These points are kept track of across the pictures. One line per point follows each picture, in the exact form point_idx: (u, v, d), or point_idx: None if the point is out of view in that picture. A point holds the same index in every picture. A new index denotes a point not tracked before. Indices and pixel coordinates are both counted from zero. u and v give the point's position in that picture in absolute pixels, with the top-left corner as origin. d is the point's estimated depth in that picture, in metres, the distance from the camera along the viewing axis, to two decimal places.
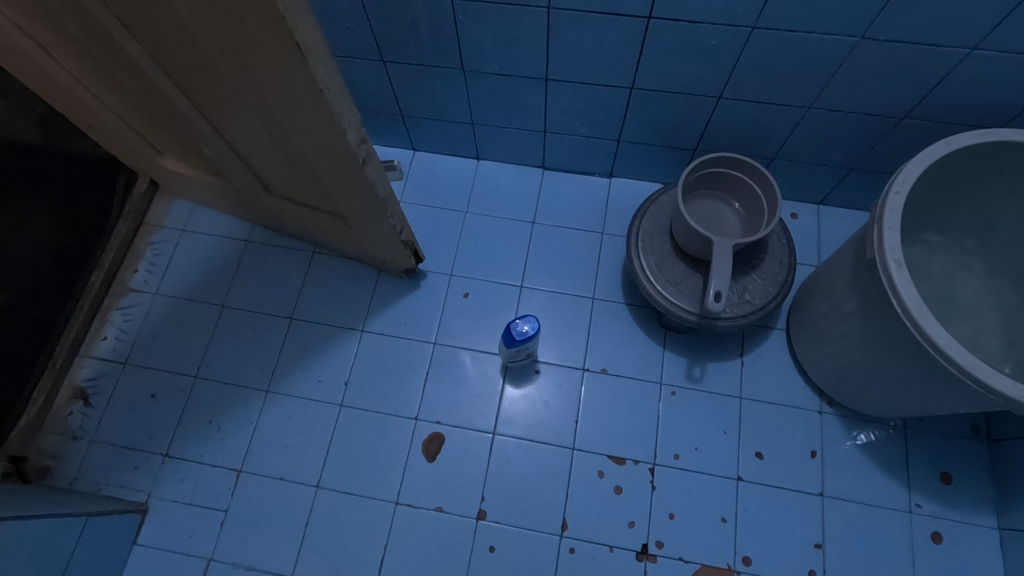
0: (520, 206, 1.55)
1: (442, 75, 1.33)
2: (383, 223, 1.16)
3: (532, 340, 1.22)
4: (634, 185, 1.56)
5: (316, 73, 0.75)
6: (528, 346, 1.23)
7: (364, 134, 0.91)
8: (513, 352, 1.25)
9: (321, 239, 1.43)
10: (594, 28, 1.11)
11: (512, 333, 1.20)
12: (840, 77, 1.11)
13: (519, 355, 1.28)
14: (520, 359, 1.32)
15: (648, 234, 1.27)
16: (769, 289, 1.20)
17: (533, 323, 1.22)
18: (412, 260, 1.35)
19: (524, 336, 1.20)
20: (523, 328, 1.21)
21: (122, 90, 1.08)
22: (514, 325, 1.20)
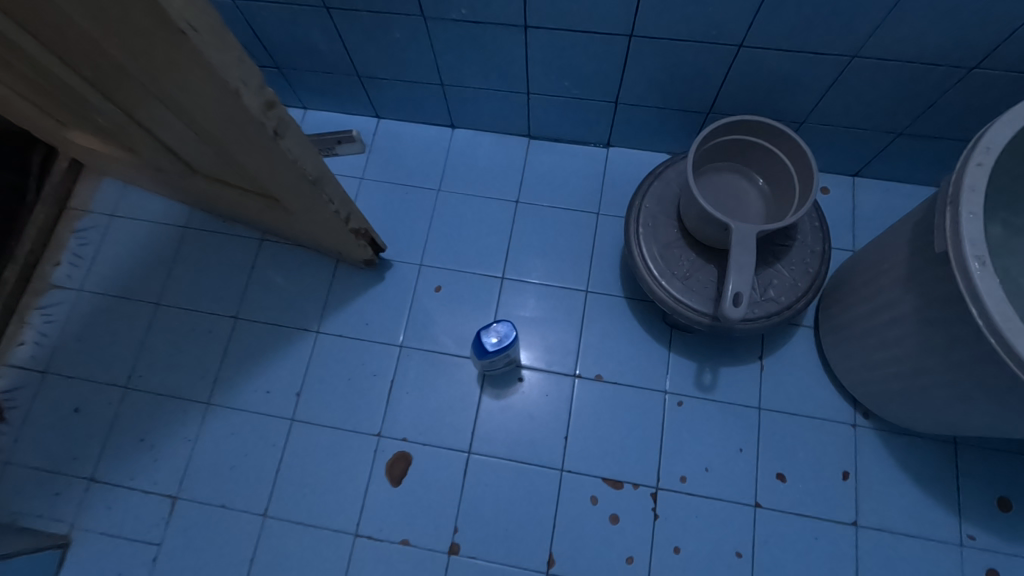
0: (502, 183, 1.33)
1: (400, 26, 1.09)
2: (324, 207, 0.95)
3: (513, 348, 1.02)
4: (634, 156, 1.33)
5: (168, 7, 0.52)
6: (508, 354, 1.03)
7: (269, 95, 0.69)
8: (487, 362, 1.05)
9: (265, 222, 1.23)
10: None
11: (484, 345, 1.00)
12: (897, 17, 0.87)
13: (497, 364, 1.08)
14: (499, 367, 1.12)
15: (652, 216, 1.04)
16: (798, 284, 0.98)
17: (509, 328, 1.01)
18: (368, 248, 1.15)
19: (499, 345, 1.00)
20: (494, 336, 1.00)
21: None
22: (483, 333, 1.00)
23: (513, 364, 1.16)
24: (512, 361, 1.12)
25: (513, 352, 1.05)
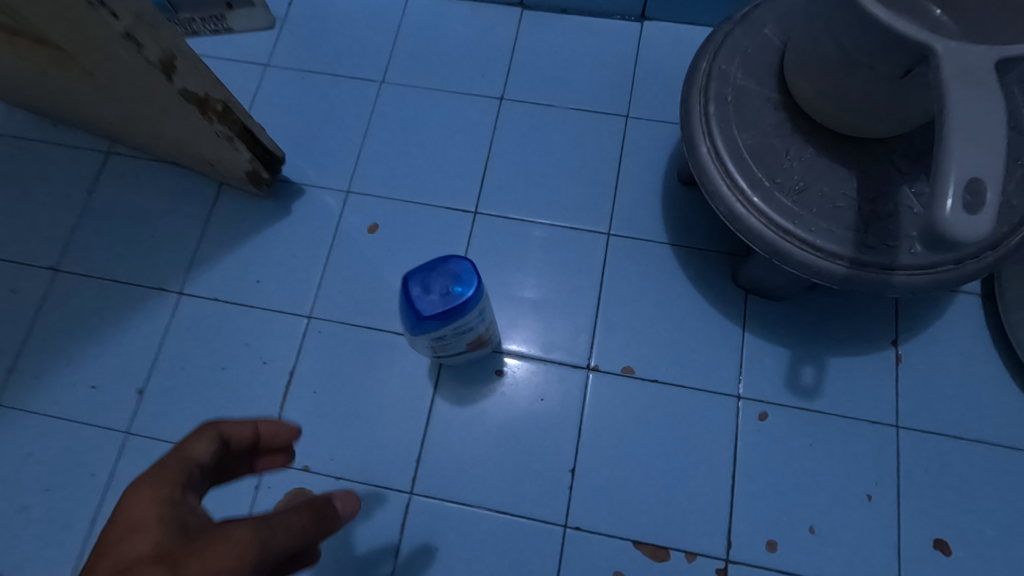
0: (479, 73, 0.87)
1: None
2: (90, 19, 0.46)
3: (476, 312, 0.53)
4: (682, 33, 0.87)
5: None
6: (468, 323, 0.54)
7: None
8: (434, 345, 0.59)
9: (83, 110, 0.74)
10: None
11: (417, 311, 0.49)
12: None
13: (452, 348, 0.62)
14: (461, 353, 0.66)
15: (735, 86, 0.58)
16: (1010, 204, 0.53)
17: (468, 271, 0.50)
18: (242, 149, 0.66)
19: (447, 309, 0.49)
20: (436, 288, 0.49)
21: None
22: (418, 282, 0.49)
23: (486, 349, 0.70)
24: (483, 342, 0.66)
25: (482, 326, 0.60)
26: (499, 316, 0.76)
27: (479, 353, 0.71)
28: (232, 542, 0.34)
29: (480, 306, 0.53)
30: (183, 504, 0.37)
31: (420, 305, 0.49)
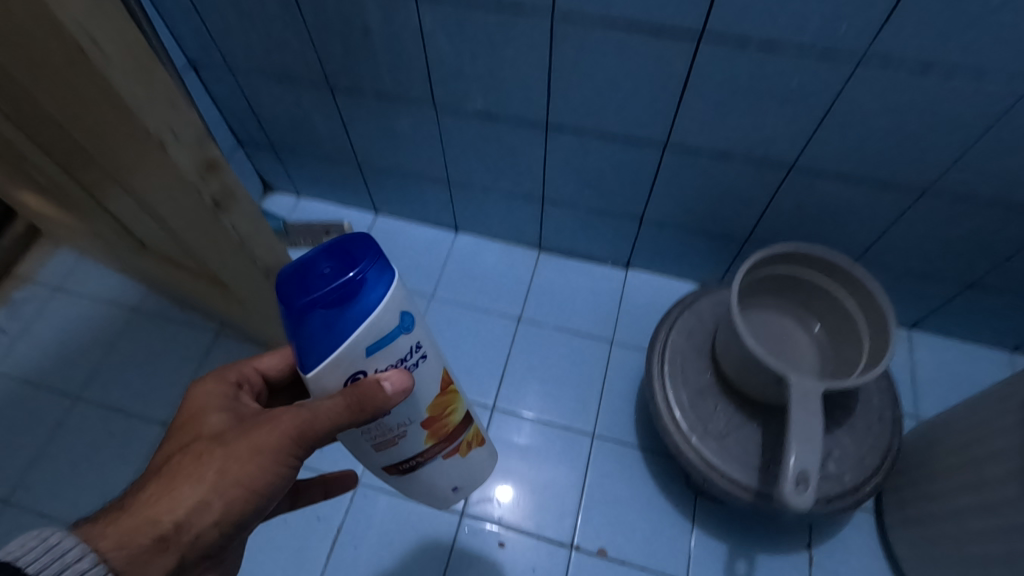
0: (504, 297, 1.16)
1: (406, 118, 0.97)
2: (224, 239, 0.78)
3: (393, 324, 0.48)
4: (658, 281, 1.17)
5: None
6: (392, 347, 0.49)
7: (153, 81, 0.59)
8: (364, 434, 0.54)
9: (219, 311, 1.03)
10: (615, 59, 0.76)
11: (299, 311, 0.45)
12: (983, 150, 0.73)
13: (403, 445, 0.57)
14: (429, 462, 0.61)
15: (682, 353, 0.86)
16: (865, 460, 0.78)
17: (358, 248, 0.46)
18: None
19: (335, 297, 0.45)
20: (317, 272, 0.45)
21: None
22: (295, 270, 0.45)
23: (472, 479, 0.69)
24: (451, 438, 0.61)
25: (424, 386, 0.54)
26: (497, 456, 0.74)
27: (463, 482, 0.67)
28: (258, 430, 0.49)
29: (392, 311, 0.47)
30: (220, 410, 0.53)
31: (301, 293, 0.45)
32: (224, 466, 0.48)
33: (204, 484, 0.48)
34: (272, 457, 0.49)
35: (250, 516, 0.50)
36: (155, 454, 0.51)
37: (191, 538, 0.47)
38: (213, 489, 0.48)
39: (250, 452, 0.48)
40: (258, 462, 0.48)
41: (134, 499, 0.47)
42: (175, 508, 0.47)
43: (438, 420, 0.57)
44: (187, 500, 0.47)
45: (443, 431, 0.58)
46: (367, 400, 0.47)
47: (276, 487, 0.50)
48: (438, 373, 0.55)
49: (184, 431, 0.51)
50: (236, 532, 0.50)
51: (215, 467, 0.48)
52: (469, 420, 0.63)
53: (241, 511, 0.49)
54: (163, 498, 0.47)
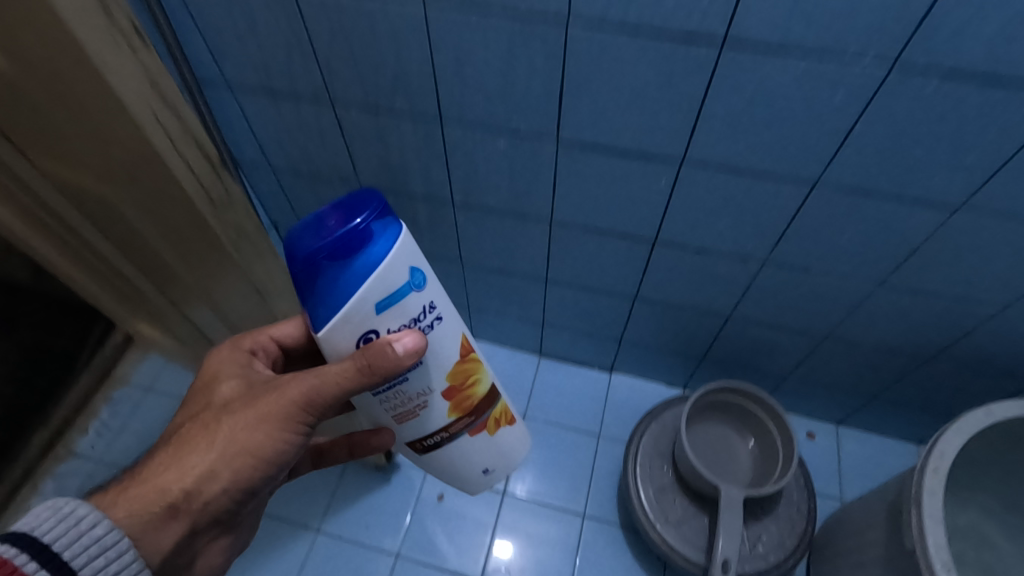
0: (511, 397, 1.43)
1: (438, 266, 1.26)
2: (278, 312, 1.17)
3: (401, 281, 0.57)
4: (635, 383, 1.44)
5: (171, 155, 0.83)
6: (402, 306, 0.58)
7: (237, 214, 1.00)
8: (385, 402, 0.64)
9: None
10: (596, 246, 1.05)
11: (313, 259, 0.54)
12: (859, 317, 1.02)
13: (423, 414, 0.66)
14: (458, 435, 0.70)
15: (650, 455, 1.13)
16: (785, 542, 1.03)
17: (360, 205, 0.55)
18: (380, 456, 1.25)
19: (339, 244, 0.54)
20: (323, 225, 0.54)
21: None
22: (310, 222, 0.54)
23: (502, 460, 0.77)
24: (476, 412, 0.69)
25: (438, 358, 0.63)
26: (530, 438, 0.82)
27: (495, 464, 0.76)
28: (257, 403, 0.62)
29: (398, 268, 0.56)
30: (226, 383, 0.66)
31: (314, 242, 0.54)
32: (228, 433, 0.61)
33: (212, 452, 0.61)
34: (270, 425, 0.61)
35: (253, 480, 0.63)
36: (176, 422, 0.66)
37: (201, 500, 0.61)
38: (219, 456, 0.61)
39: (251, 421, 0.61)
40: (255, 430, 0.61)
41: (155, 465, 0.61)
42: (186, 475, 0.60)
43: (458, 392, 0.66)
44: (196, 465, 0.60)
45: (466, 406, 0.68)
46: (373, 362, 0.56)
47: (275, 454, 0.62)
48: (455, 338, 0.64)
49: (202, 395, 0.66)
50: (242, 493, 0.63)
51: (220, 439, 0.61)
52: (494, 397, 0.72)
53: (243, 475, 0.62)
54: (178, 465, 0.61)
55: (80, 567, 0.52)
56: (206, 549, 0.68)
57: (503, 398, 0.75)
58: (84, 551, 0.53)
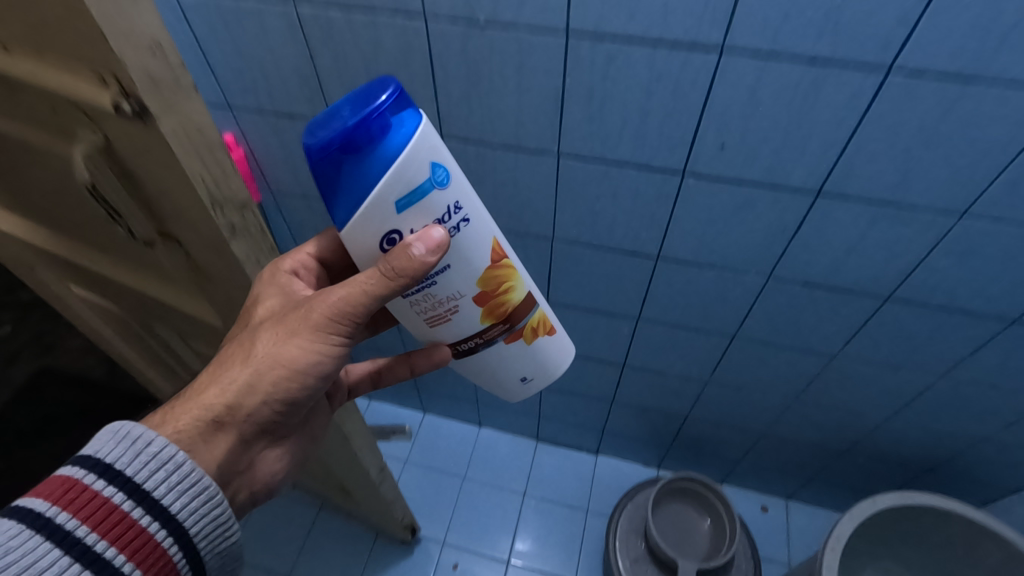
0: (513, 477, 1.70)
1: (454, 373, 1.56)
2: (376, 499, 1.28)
3: (422, 178, 0.52)
4: (617, 464, 1.72)
5: None
6: (424, 204, 0.53)
7: (366, 431, 1.09)
8: (417, 307, 0.61)
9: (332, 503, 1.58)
10: (580, 366, 1.35)
11: (327, 154, 0.50)
12: (784, 421, 1.31)
13: (453, 322, 0.62)
14: (492, 343, 0.65)
15: (627, 532, 1.39)
16: None
17: (375, 92, 0.51)
18: (408, 532, 1.50)
19: (354, 134, 0.49)
20: (337, 118, 0.50)
21: (51, 299, 1.13)
22: (324, 117, 0.51)
23: (543, 370, 0.71)
24: (510, 321, 0.64)
25: (467, 254, 0.58)
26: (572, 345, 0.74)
27: (534, 372, 0.70)
28: (294, 313, 0.59)
29: (418, 161, 0.51)
30: (263, 299, 0.64)
31: (326, 134, 0.50)
32: (263, 346, 0.59)
33: (248, 365, 0.58)
34: (309, 333, 0.59)
35: (296, 391, 0.61)
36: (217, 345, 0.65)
37: (243, 417, 0.59)
38: (255, 370, 0.58)
39: (285, 334, 0.59)
40: (289, 339, 0.58)
41: (190, 389, 0.58)
42: (220, 395, 0.57)
43: (490, 298, 0.61)
44: (230, 382, 0.58)
45: (500, 313, 0.63)
46: (401, 264, 0.53)
47: (316, 365, 0.60)
48: (486, 241, 0.59)
49: (241, 318, 0.64)
50: (286, 404, 0.61)
51: (257, 352, 0.58)
52: (530, 307, 0.65)
53: (284, 387, 0.59)
54: (218, 380, 0.58)
55: (144, 480, 0.51)
56: (269, 461, 0.68)
57: (543, 306, 0.68)
58: (145, 466, 0.52)
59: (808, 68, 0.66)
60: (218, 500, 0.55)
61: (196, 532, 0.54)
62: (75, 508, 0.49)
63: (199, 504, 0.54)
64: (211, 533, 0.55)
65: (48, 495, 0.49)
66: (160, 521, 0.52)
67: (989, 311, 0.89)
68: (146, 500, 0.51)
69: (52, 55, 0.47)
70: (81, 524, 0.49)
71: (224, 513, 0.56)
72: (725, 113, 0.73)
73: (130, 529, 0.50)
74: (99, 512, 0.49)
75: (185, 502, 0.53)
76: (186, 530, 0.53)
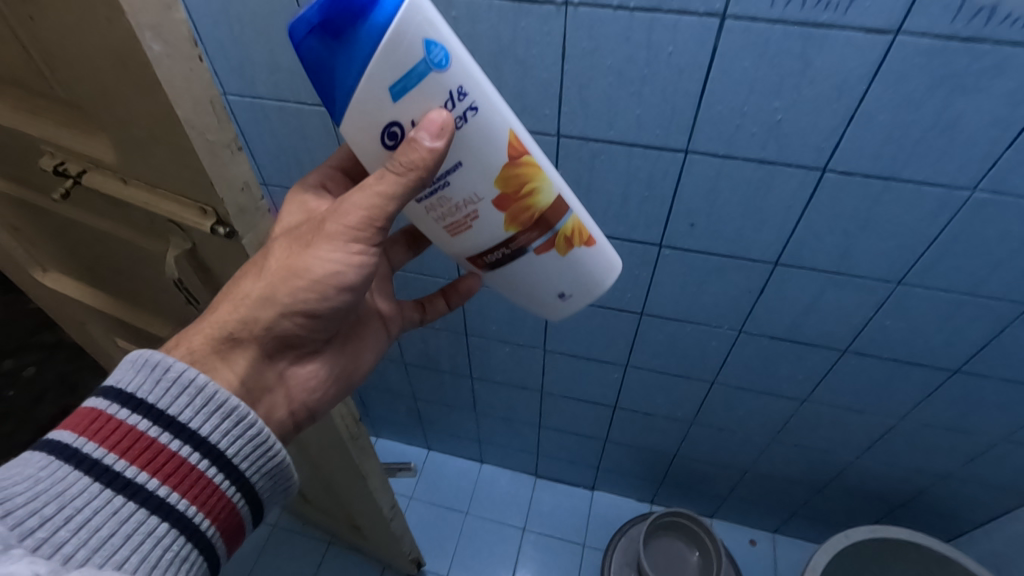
0: (513, 512, 1.79)
1: (458, 412, 1.66)
2: (386, 535, 1.37)
3: (418, 59, 0.49)
4: (612, 499, 1.80)
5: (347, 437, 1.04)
6: (424, 88, 0.51)
7: (381, 471, 1.20)
8: (434, 213, 0.60)
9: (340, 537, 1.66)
10: (575, 406, 1.46)
11: (314, 36, 0.48)
12: (765, 459, 1.41)
13: (474, 229, 0.60)
14: (522, 254, 0.62)
15: (620, 565, 1.48)
16: None
17: None
18: (414, 566, 1.58)
19: (341, 12, 0.47)
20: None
21: (83, 342, 1.20)
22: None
23: (585, 286, 0.66)
24: (538, 228, 0.61)
25: (480, 149, 0.55)
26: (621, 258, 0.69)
27: (575, 289, 0.66)
28: (309, 227, 0.60)
29: (410, 38, 0.48)
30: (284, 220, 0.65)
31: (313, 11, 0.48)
32: (277, 263, 0.59)
33: (263, 279, 0.60)
34: (322, 241, 0.58)
35: (317, 304, 0.61)
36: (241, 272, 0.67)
37: (264, 329, 0.61)
38: (269, 284, 0.59)
39: (297, 248, 0.59)
40: (301, 253, 0.59)
41: (213, 308, 0.61)
42: (239, 311, 0.60)
43: (512, 201, 0.58)
44: (248, 299, 0.60)
45: (525, 220, 0.60)
46: (408, 157, 0.52)
47: (333, 277, 0.60)
48: (502, 134, 0.55)
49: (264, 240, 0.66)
50: (308, 317, 0.62)
51: (270, 268, 0.60)
52: (563, 212, 0.61)
53: (302, 299, 0.60)
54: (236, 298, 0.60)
55: (167, 406, 0.53)
56: (302, 379, 0.70)
57: (579, 212, 0.63)
58: (167, 392, 0.54)
59: (759, 167, 0.79)
60: (250, 420, 0.57)
61: (232, 454, 0.56)
62: (101, 437, 0.50)
63: (230, 425, 0.56)
64: (249, 453, 0.58)
65: (75, 427, 0.50)
66: (190, 444, 0.54)
67: (935, 361, 1.00)
68: (173, 425, 0.53)
69: (165, 192, 0.57)
70: (110, 453, 0.50)
71: (258, 431, 0.58)
72: (692, 198, 0.86)
73: (162, 454, 0.52)
74: (126, 439, 0.51)
75: (212, 423, 0.55)
76: (220, 451, 0.56)
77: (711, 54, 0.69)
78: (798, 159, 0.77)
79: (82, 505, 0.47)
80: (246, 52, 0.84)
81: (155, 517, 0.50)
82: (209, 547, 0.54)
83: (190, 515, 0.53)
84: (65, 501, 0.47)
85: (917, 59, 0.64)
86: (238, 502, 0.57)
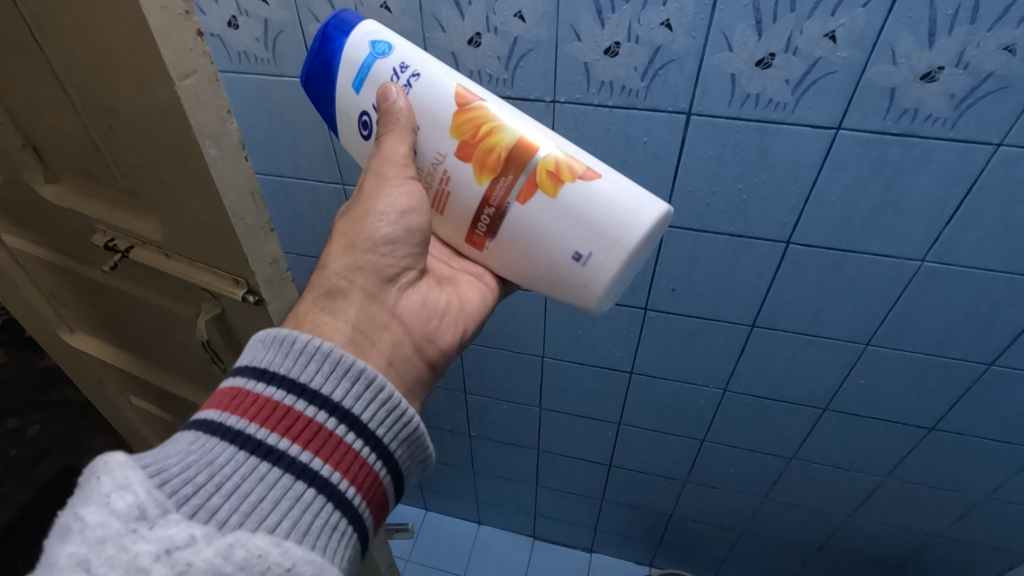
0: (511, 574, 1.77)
1: (456, 471, 1.68)
2: None
3: (366, 54, 0.61)
4: (611, 562, 1.79)
5: None
6: (378, 76, 0.61)
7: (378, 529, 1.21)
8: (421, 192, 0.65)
9: None
10: (571, 464, 1.49)
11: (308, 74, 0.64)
12: (760, 518, 1.42)
13: (455, 175, 0.61)
14: (506, 208, 0.60)
15: None
16: None
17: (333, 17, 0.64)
18: None
19: (319, 49, 0.63)
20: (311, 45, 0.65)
21: (94, 396, 1.25)
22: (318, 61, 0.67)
23: (597, 237, 0.58)
24: (511, 171, 0.59)
25: (430, 107, 0.60)
26: (666, 203, 0.59)
27: (587, 244, 0.58)
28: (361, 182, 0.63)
29: (360, 45, 0.61)
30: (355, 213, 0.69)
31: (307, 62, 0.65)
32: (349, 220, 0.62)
33: (341, 240, 0.62)
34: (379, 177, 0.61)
35: (393, 229, 0.61)
36: None
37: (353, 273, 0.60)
38: (343, 235, 0.61)
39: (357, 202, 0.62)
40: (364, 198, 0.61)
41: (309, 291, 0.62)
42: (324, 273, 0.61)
43: (473, 147, 0.60)
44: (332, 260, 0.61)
45: (495, 164, 0.59)
46: (389, 117, 0.60)
47: (403, 202, 0.61)
48: (448, 90, 0.60)
49: None
50: (391, 244, 0.61)
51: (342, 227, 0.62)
52: (533, 150, 0.58)
53: (376, 230, 0.60)
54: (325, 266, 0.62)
55: (299, 373, 0.51)
56: (428, 328, 0.65)
57: (560, 149, 0.59)
58: (298, 363, 0.51)
59: (731, 239, 0.87)
60: (380, 383, 0.53)
61: (368, 418, 0.52)
62: (242, 410, 0.49)
63: (362, 389, 0.52)
64: (384, 418, 0.53)
65: (218, 405, 0.50)
66: (324, 409, 0.50)
67: (912, 418, 1.05)
68: (305, 393, 0.50)
69: (200, 264, 0.67)
70: (251, 424, 0.48)
71: (383, 389, 0.53)
72: (673, 265, 0.94)
73: (303, 422, 0.49)
74: (265, 408, 0.49)
75: (342, 385, 0.52)
76: (356, 416, 0.51)
77: (681, 142, 0.78)
78: (764, 233, 0.85)
79: (231, 472, 0.46)
80: (271, 137, 0.94)
81: (300, 483, 0.47)
82: (357, 517, 0.49)
83: (335, 482, 0.48)
84: (215, 468, 0.45)
85: (857, 150, 0.74)
86: (380, 471, 0.52)
